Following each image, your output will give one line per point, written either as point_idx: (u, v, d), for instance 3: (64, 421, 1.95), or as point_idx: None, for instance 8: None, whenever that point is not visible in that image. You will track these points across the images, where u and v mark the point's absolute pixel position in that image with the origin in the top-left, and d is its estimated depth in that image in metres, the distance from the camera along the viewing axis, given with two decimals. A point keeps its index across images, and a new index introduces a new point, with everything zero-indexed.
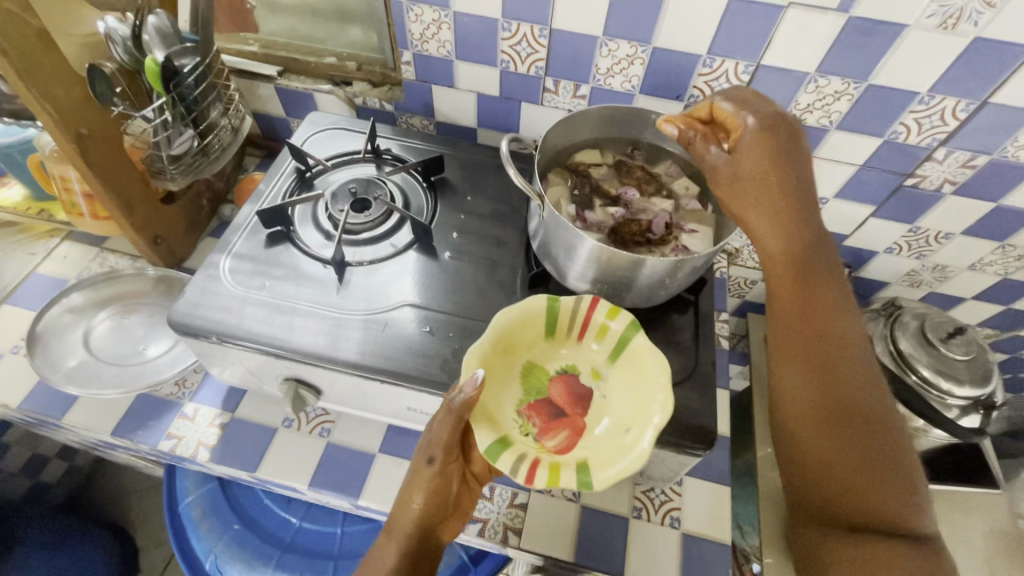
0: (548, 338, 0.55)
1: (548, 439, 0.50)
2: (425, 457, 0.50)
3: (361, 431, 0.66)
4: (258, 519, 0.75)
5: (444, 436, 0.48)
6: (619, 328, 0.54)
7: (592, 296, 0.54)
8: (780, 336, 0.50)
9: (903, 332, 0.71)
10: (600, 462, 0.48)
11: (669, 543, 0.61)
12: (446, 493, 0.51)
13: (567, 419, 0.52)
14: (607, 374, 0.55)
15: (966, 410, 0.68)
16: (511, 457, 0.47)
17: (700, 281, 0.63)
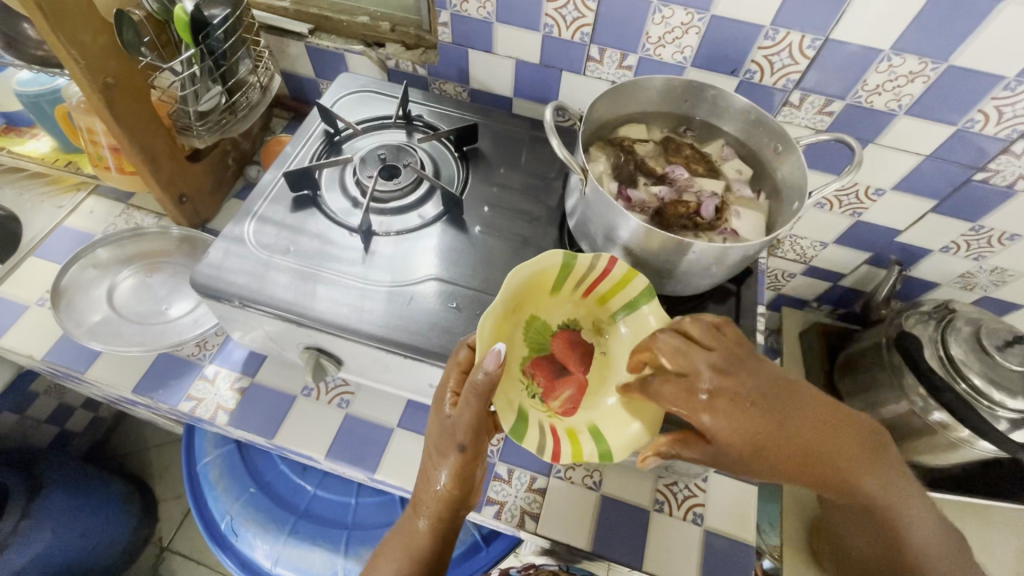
0: (554, 292, 0.53)
1: (554, 400, 0.50)
2: (455, 442, 0.46)
3: (380, 404, 0.65)
4: (273, 484, 0.75)
5: (473, 422, 0.45)
6: (635, 291, 0.51)
7: (610, 257, 0.49)
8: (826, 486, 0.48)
9: (955, 337, 0.66)
10: (612, 428, 0.49)
11: (690, 539, 0.59)
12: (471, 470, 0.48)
13: (571, 376, 0.52)
14: (610, 328, 0.54)
15: (1017, 424, 0.63)
16: (535, 433, 0.46)
17: (743, 271, 0.60)
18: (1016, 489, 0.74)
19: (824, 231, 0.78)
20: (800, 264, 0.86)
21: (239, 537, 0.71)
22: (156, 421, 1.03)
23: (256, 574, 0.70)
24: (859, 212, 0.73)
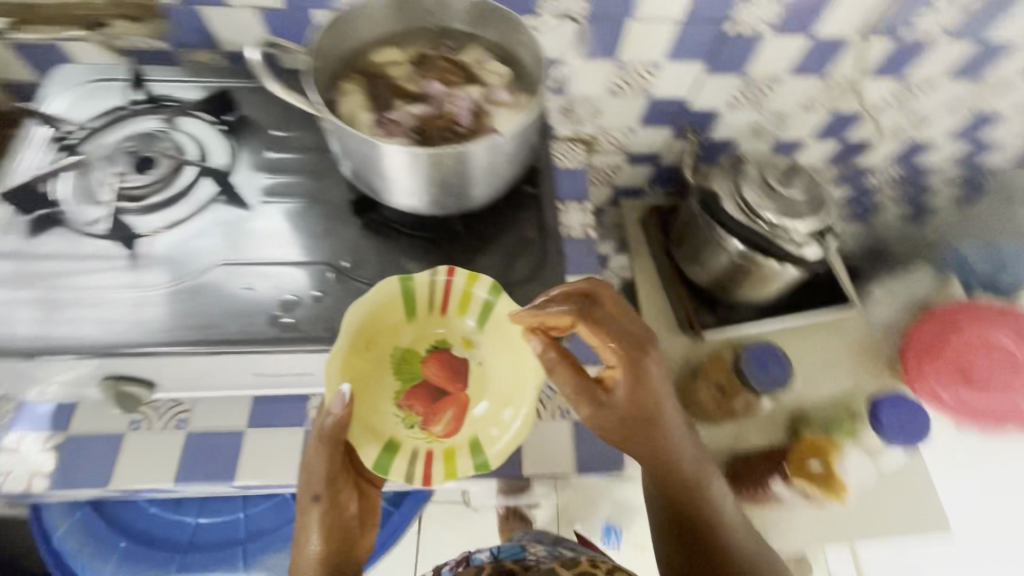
0: (409, 320, 0.53)
1: (434, 424, 0.50)
2: (311, 493, 0.49)
3: (222, 412, 0.61)
4: (149, 530, 0.68)
5: (324, 464, 0.48)
6: (483, 292, 0.52)
7: (447, 268, 0.51)
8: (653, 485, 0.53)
9: (746, 183, 0.73)
10: (492, 438, 0.49)
11: (561, 433, 0.62)
12: (344, 517, 0.51)
13: (449, 397, 0.51)
14: (479, 341, 0.53)
15: (811, 244, 0.72)
16: (406, 465, 0.47)
17: (537, 172, 0.61)
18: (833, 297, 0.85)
19: (628, 116, 0.81)
20: (620, 154, 0.89)
21: None
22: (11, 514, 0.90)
23: None
24: (649, 91, 0.76)
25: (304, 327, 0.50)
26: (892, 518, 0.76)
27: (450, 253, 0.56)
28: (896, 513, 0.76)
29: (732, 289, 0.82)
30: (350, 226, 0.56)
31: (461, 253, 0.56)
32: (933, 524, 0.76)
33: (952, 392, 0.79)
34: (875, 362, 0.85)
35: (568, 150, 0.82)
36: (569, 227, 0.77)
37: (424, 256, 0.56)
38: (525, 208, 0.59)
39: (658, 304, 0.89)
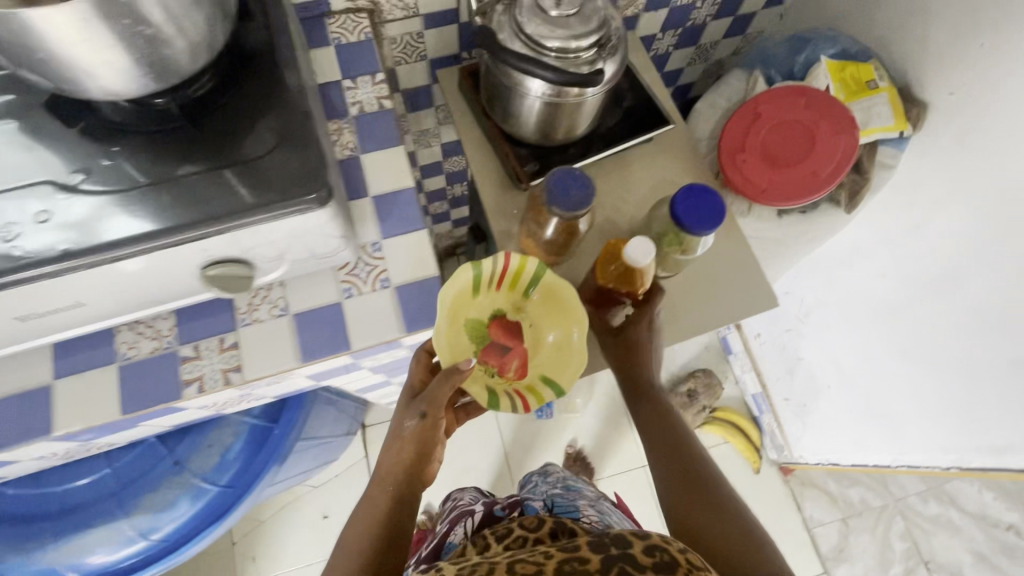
0: (477, 296, 0.73)
1: (508, 370, 0.72)
2: (421, 412, 0.64)
3: (22, 371, 0.57)
4: (14, 509, 0.67)
5: (441, 395, 0.64)
6: (532, 269, 0.73)
7: (505, 255, 0.71)
8: (657, 444, 0.72)
9: (523, 16, 0.70)
10: (555, 372, 0.72)
11: (385, 302, 0.63)
12: (430, 441, 0.65)
13: (514, 350, 0.73)
14: (527, 306, 0.75)
15: (599, 60, 0.72)
16: (505, 400, 0.70)
17: (268, 33, 0.57)
18: (654, 116, 0.88)
19: None
20: (415, 18, 0.84)
21: (12, 567, 0.67)
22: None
23: None
24: None
25: (35, 252, 0.46)
26: (723, 303, 0.85)
27: (200, 141, 0.52)
28: (725, 297, 0.85)
29: (554, 133, 0.82)
30: (68, 137, 0.51)
31: (215, 138, 0.53)
32: (763, 302, 0.85)
33: (757, 172, 0.83)
34: (700, 172, 0.90)
35: (348, 22, 0.78)
36: (361, 103, 0.73)
37: (177, 149, 0.52)
38: (278, 80, 0.55)
39: (488, 167, 0.88)
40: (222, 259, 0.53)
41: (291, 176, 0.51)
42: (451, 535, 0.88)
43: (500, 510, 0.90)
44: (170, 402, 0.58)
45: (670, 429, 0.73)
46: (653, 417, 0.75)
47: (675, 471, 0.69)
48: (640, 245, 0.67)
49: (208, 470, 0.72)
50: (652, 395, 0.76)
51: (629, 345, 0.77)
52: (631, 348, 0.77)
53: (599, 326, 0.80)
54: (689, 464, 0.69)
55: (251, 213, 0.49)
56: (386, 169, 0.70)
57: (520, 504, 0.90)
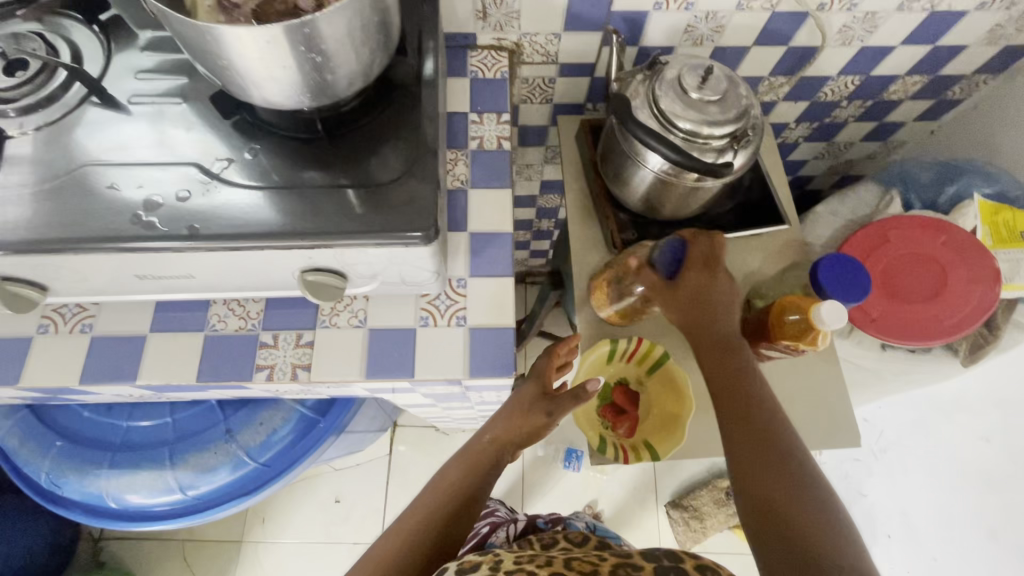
0: (608, 363, 0.77)
1: (620, 428, 0.75)
2: (544, 411, 0.68)
3: (126, 315, 0.63)
4: (80, 432, 0.73)
5: (559, 408, 0.68)
6: (658, 353, 0.75)
7: (636, 338, 0.75)
8: (742, 444, 0.54)
9: (662, 93, 0.69)
10: (660, 440, 0.72)
11: (455, 339, 0.64)
12: (532, 435, 0.69)
13: (629, 414, 0.75)
14: (648, 382, 0.77)
15: (729, 151, 0.69)
16: (609, 449, 0.73)
17: (419, 68, 0.60)
18: (766, 213, 0.84)
19: (550, 19, 0.77)
20: (552, 65, 0.85)
21: (63, 486, 0.72)
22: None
23: (100, 506, 0.74)
24: None
25: (164, 224, 0.50)
26: (803, 426, 0.77)
27: (339, 158, 0.55)
28: (804, 421, 0.77)
29: (662, 209, 0.80)
30: (221, 126, 0.55)
31: (352, 158, 0.55)
32: (846, 437, 0.77)
33: (871, 300, 0.76)
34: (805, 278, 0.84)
35: (490, 58, 0.81)
36: (483, 139, 0.75)
37: (317, 162, 0.55)
38: (417, 114, 0.57)
39: (584, 223, 0.87)
40: (322, 267, 0.55)
41: (401, 208, 0.53)
42: (494, 535, 0.99)
43: (543, 523, 1.04)
44: (241, 381, 0.61)
45: (768, 429, 0.55)
46: (741, 411, 0.56)
47: (766, 476, 0.52)
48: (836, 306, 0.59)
49: (253, 445, 0.75)
50: (748, 387, 0.58)
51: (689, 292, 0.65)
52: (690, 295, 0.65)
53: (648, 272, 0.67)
54: (784, 474, 0.52)
55: (376, 235, 0.51)
56: (489, 207, 0.71)
57: (561, 521, 1.04)
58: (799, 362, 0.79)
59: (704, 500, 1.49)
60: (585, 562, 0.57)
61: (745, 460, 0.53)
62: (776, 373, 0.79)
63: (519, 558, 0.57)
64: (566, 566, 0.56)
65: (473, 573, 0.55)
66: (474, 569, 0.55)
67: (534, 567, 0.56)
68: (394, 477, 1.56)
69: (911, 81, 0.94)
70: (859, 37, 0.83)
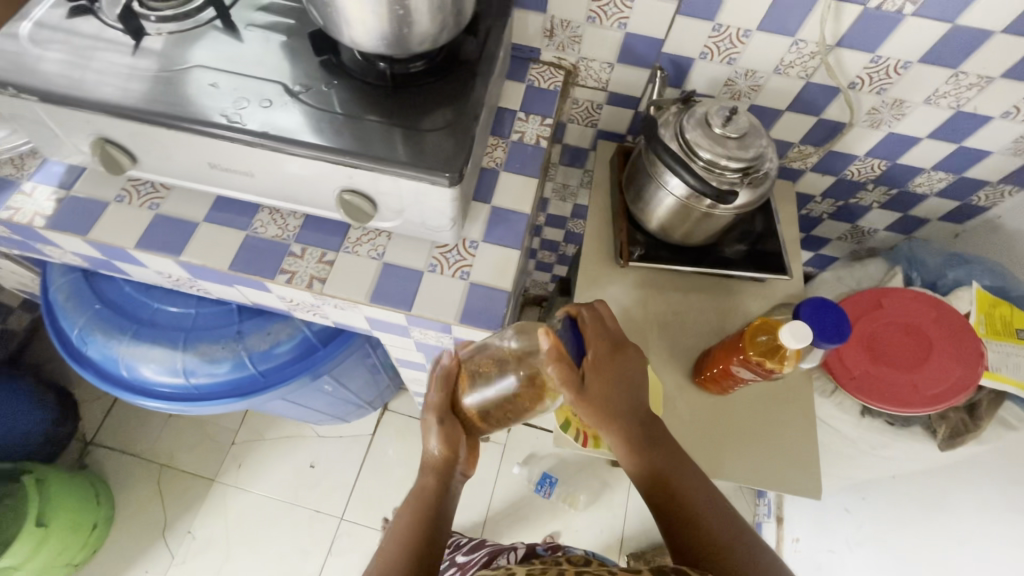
0: None
1: None
2: (438, 418, 0.64)
3: (189, 202, 0.73)
4: (119, 302, 0.83)
5: (440, 399, 0.64)
6: None
7: None
8: (659, 493, 0.62)
9: (689, 123, 0.77)
10: None
11: (456, 290, 0.71)
12: (452, 451, 0.65)
13: None
14: None
15: (740, 185, 0.75)
16: (571, 431, 0.77)
17: (482, 54, 0.70)
18: (771, 261, 0.88)
19: (606, 48, 0.87)
20: (601, 91, 0.95)
21: (89, 343, 0.81)
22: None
23: (114, 370, 0.82)
24: (624, 24, 0.82)
25: (245, 122, 0.60)
26: (766, 465, 0.78)
27: (397, 105, 0.65)
28: (769, 461, 0.79)
29: (672, 232, 0.87)
30: (310, 61, 0.66)
31: (406, 108, 0.65)
32: (805, 489, 0.78)
33: (853, 358, 0.79)
34: None
35: (547, 73, 0.92)
36: (524, 134, 0.84)
37: (379, 105, 0.65)
38: (470, 87, 0.67)
39: (599, 234, 0.94)
40: (359, 190, 0.64)
41: (437, 153, 0.62)
42: (494, 560, 1.01)
43: (543, 548, 1.05)
44: (265, 279, 0.70)
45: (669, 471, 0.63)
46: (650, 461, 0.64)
47: (684, 520, 0.60)
48: (801, 330, 0.63)
49: (256, 351, 0.82)
50: (646, 433, 0.65)
51: (603, 385, 0.62)
52: (607, 386, 0.63)
53: (558, 364, 0.59)
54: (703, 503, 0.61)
55: (411, 169, 0.60)
56: (515, 190, 0.79)
57: (560, 547, 1.04)
58: (777, 404, 0.81)
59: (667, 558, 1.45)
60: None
61: (665, 505, 0.62)
62: (751, 407, 0.81)
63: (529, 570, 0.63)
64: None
65: None
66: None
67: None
68: (370, 459, 1.58)
69: (936, 177, 0.98)
70: (887, 122, 0.89)
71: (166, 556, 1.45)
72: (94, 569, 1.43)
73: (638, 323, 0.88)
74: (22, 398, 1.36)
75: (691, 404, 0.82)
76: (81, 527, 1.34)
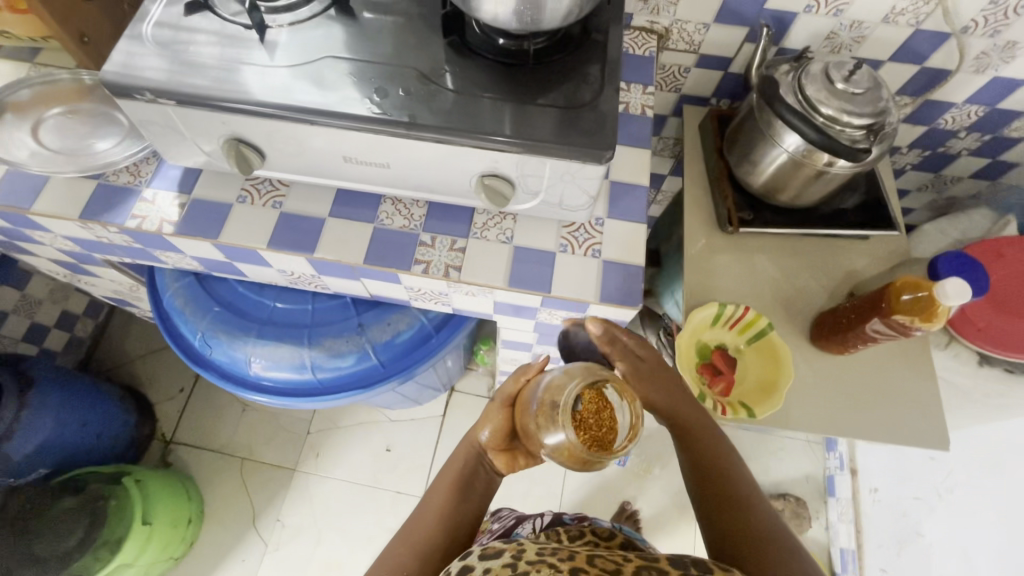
0: (712, 326, 0.83)
1: (715, 386, 0.82)
2: (495, 402, 0.74)
3: (311, 198, 0.72)
4: (236, 303, 0.83)
5: (510, 389, 0.72)
6: (762, 324, 0.81)
7: (745, 306, 0.81)
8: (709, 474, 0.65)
9: (808, 80, 0.75)
10: (754, 402, 0.79)
11: (591, 268, 0.71)
12: (502, 434, 0.74)
13: (726, 376, 0.82)
14: (747, 350, 0.82)
15: (864, 142, 0.74)
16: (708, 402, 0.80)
17: (604, 23, 0.68)
18: (880, 217, 0.87)
19: (705, 8, 0.84)
20: (692, 54, 0.92)
21: (214, 345, 0.81)
22: (134, 312, 1.16)
23: (241, 368, 0.82)
24: None
25: (389, 111, 0.59)
26: (892, 421, 0.79)
27: (530, 84, 0.64)
28: (894, 417, 0.80)
29: (780, 194, 0.86)
30: (436, 44, 0.64)
31: (540, 86, 0.64)
32: (930, 441, 0.79)
33: (976, 309, 0.80)
34: None
35: (640, 39, 0.89)
36: (629, 104, 0.82)
37: (512, 84, 0.63)
38: (599, 59, 0.65)
39: (698, 202, 0.93)
40: (500, 173, 0.63)
41: (582, 130, 0.60)
42: (518, 526, 1.00)
43: (568, 518, 1.00)
44: (400, 270, 0.69)
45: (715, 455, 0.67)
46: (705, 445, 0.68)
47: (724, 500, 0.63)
48: (958, 286, 0.63)
49: (379, 342, 0.83)
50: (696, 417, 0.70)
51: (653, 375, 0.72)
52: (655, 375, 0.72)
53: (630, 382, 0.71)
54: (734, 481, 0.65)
55: (560, 149, 0.59)
56: (629, 163, 0.78)
57: (588, 517, 0.99)
58: (896, 360, 0.83)
59: None
60: (608, 561, 0.55)
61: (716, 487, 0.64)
62: (870, 364, 0.82)
63: (542, 550, 0.55)
64: (588, 563, 0.54)
65: (495, 560, 0.55)
66: (496, 555, 0.56)
67: (557, 562, 0.54)
68: (443, 438, 1.61)
69: None
70: (995, 65, 0.87)
71: (260, 544, 1.49)
72: (192, 560, 1.48)
73: (749, 289, 0.88)
74: (107, 402, 1.38)
75: (812, 365, 0.84)
76: (178, 523, 1.38)
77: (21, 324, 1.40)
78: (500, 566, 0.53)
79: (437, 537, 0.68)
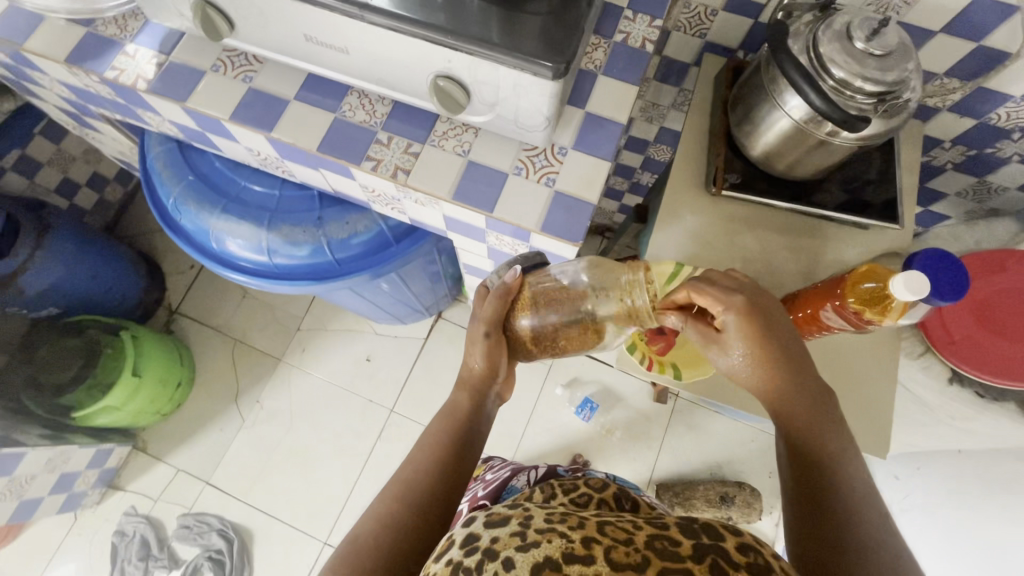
0: None
1: (653, 343, 0.78)
2: (482, 332, 0.64)
3: (281, 78, 0.72)
4: (210, 176, 0.87)
5: (491, 313, 0.64)
6: None
7: None
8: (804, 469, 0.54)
9: (826, 35, 0.67)
10: (685, 365, 0.77)
11: (540, 196, 0.69)
12: (495, 362, 0.67)
13: (666, 334, 0.78)
14: None
15: (871, 113, 0.67)
16: (638, 354, 0.77)
17: None
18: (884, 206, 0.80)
19: None
20: None
21: (183, 212, 0.85)
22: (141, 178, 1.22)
23: (205, 238, 0.86)
24: None
25: None
26: None
27: None
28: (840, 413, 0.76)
29: (777, 162, 0.79)
30: None
31: None
32: (870, 445, 0.76)
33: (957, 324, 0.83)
34: None
35: None
36: (630, 35, 0.76)
37: None
38: None
39: (692, 158, 0.88)
40: (455, 76, 0.61)
41: (544, 39, 0.56)
42: (515, 479, 0.94)
43: (562, 469, 0.98)
44: (350, 163, 0.70)
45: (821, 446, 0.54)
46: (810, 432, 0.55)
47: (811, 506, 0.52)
48: (913, 278, 0.58)
49: (335, 239, 0.84)
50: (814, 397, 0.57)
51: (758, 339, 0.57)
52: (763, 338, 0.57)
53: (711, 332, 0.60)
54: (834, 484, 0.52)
55: (515, 56, 0.55)
56: (612, 96, 0.73)
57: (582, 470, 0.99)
58: (858, 355, 0.78)
59: (698, 494, 1.48)
60: (618, 527, 0.46)
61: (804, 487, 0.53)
62: (828, 353, 0.78)
63: (550, 517, 0.47)
64: (599, 531, 0.45)
65: (502, 525, 0.47)
66: (501, 522, 0.48)
67: (566, 529, 0.45)
68: (421, 360, 1.66)
69: None
70: None
71: (238, 419, 1.62)
72: (179, 420, 1.62)
73: (721, 257, 0.83)
74: (119, 261, 1.47)
75: None
76: (169, 383, 1.51)
77: (53, 175, 1.49)
78: (508, 535, 0.45)
79: (439, 492, 0.60)
